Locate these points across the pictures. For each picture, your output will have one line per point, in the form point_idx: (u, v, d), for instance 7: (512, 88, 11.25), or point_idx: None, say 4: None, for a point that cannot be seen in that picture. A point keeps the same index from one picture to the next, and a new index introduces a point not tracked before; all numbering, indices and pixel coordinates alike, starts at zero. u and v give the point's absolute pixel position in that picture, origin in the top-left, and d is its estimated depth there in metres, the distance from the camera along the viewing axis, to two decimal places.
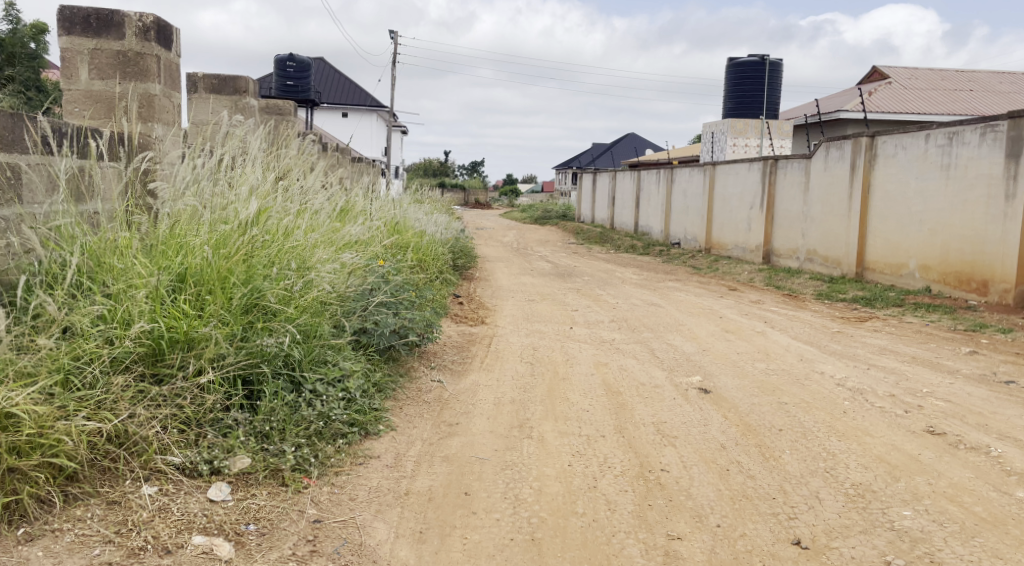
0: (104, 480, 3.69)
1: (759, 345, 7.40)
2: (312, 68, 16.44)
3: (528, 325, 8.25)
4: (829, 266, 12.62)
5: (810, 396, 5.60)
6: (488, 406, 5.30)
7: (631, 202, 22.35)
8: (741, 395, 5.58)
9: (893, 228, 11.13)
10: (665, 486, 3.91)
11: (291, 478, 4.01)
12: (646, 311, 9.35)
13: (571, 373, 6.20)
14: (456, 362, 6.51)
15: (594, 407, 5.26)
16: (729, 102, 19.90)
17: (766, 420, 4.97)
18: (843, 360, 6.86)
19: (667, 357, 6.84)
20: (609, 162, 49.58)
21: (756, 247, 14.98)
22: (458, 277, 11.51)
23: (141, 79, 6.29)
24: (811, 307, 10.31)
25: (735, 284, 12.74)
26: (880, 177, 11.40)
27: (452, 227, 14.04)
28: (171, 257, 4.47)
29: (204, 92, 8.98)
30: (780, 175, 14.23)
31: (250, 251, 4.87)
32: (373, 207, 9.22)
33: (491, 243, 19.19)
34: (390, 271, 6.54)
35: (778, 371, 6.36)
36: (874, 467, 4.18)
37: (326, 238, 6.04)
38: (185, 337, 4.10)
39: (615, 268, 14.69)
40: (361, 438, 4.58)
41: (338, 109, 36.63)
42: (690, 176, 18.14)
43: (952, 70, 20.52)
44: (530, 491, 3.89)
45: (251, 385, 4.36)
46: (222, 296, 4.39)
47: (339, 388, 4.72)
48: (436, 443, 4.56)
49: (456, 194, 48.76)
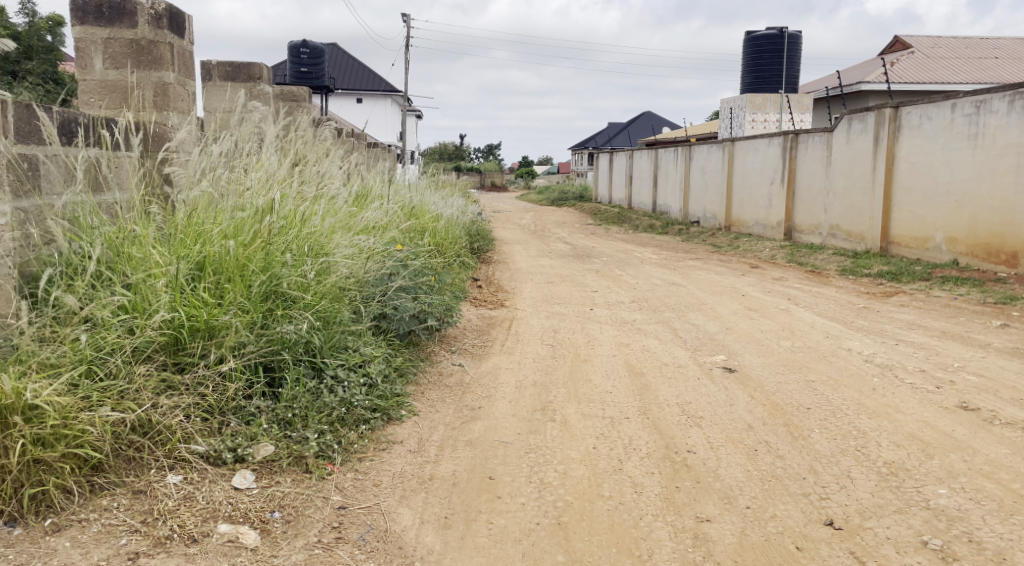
0: (130, 469, 3.65)
1: (784, 323, 7.30)
2: (326, 54, 16.44)
3: (548, 307, 8.19)
4: (852, 241, 12.47)
5: (838, 373, 5.51)
6: (511, 389, 5.25)
7: (649, 182, 22.19)
8: (766, 374, 5.51)
9: (919, 201, 10.96)
10: (692, 468, 3.84)
11: (315, 465, 3.94)
12: (667, 290, 9.25)
13: (593, 355, 6.14)
14: (476, 345, 6.46)
15: (618, 389, 5.20)
16: (747, 77, 19.68)
17: (793, 399, 4.89)
18: (871, 336, 6.77)
19: (689, 336, 6.76)
20: (626, 141, 49.28)
21: (777, 223, 14.81)
22: (476, 261, 11.46)
23: (155, 68, 6.25)
24: (835, 283, 10.18)
25: (757, 262, 12.60)
26: (904, 149, 11.22)
27: (470, 210, 13.98)
28: (190, 246, 4.45)
29: (218, 80, 8.92)
30: (801, 149, 14.05)
31: (267, 237, 4.84)
32: (390, 192, 9.16)
33: (508, 225, 19.11)
34: (408, 255, 6.49)
35: (804, 349, 6.27)
36: (907, 444, 4.10)
37: (344, 222, 5.99)
38: (205, 325, 4.06)
39: (634, 248, 14.59)
40: (384, 424, 4.53)
41: (353, 95, 36.64)
42: (708, 154, 17.97)
43: (976, 38, 20.16)
44: (555, 474, 3.83)
45: (272, 372, 4.34)
46: (241, 284, 4.37)
47: (361, 373, 4.69)
48: (459, 428, 4.51)
49: (472, 176, 48.61)
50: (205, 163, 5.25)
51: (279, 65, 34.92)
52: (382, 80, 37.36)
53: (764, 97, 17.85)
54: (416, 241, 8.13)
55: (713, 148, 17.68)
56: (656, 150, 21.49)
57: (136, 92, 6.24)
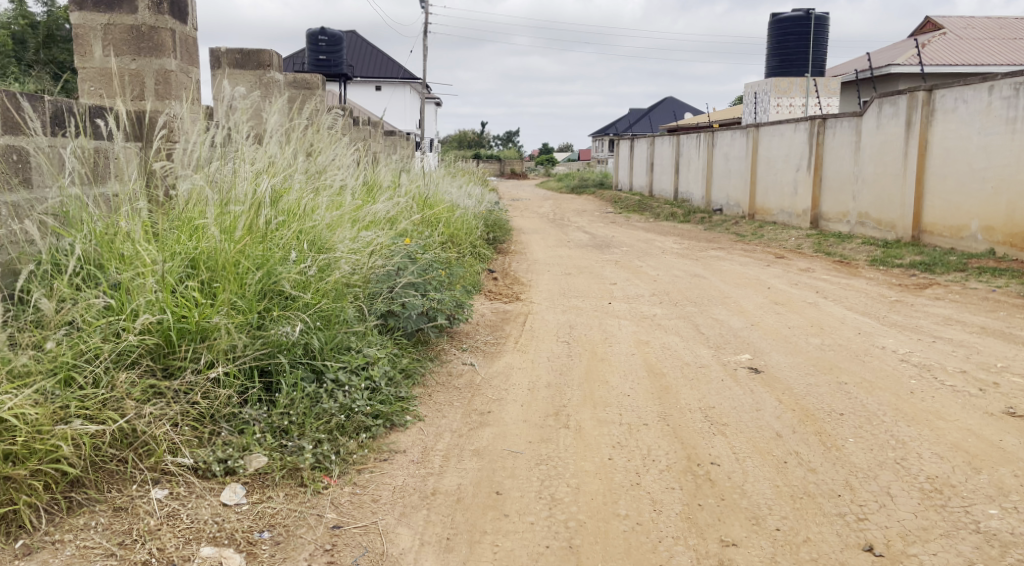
0: (112, 484, 3.40)
1: (812, 318, 6.97)
2: (344, 41, 16.12)
3: (565, 301, 7.89)
4: (882, 229, 12.06)
5: (872, 375, 5.19)
6: (523, 391, 4.97)
7: (670, 168, 21.76)
8: (795, 375, 5.19)
9: (953, 188, 10.55)
10: (716, 482, 3.53)
11: (310, 478, 3.67)
12: (689, 283, 8.92)
13: (610, 353, 5.84)
14: (488, 343, 6.16)
15: (637, 391, 4.91)
16: (773, 61, 19.21)
17: (825, 403, 4.58)
18: (905, 333, 6.43)
19: (713, 333, 6.44)
20: (648, 127, 48.70)
21: (803, 212, 14.40)
22: (492, 252, 11.16)
23: (155, 55, 5.96)
24: (864, 275, 9.81)
25: (782, 251, 12.22)
26: (938, 134, 10.80)
27: (487, 199, 13.67)
28: (181, 242, 4.18)
29: (227, 68, 8.64)
30: (829, 135, 13.62)
31: (263, 233, 4.57)
32: (404, 181, 8.87)
33: (526, 214, 18.78)
34: (416, 248, 6.19)
35: (834, 347, 5.94)
36: (950, 457, 3.81)
37: (349, 216, 5.71)
38: (196, 327, 3.79)
39: (655, 238, 14.24)
40: (386, 431, 4.25)
41: (372, 83, 36.35)
42: (732, 140, 17.53)
43: (1010, 18, 19.59)
44: (568, 489, 3.54)
45: (268, 376, 4.06)
46: (235, 282, 4.10)
47: (363, 376, 4.41)
48: (467, 435, 4.24)
49: (491, 164, 48.23)
50: (203, 152, 4.99)
51: (297, 52, 34.68)
52: (402, 67, 37.03)
53: (790, 81, 17.41)
54: (429, 234, 7.84)
55: (737, 134, 17.25)
56: (678, 137, 21.06)
57: (135, 81, 5.97)
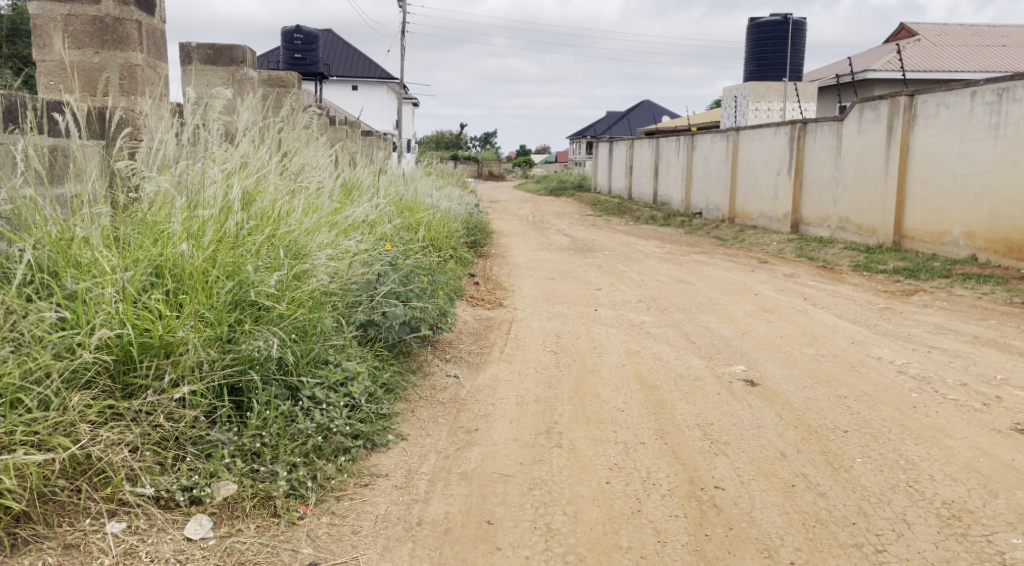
0: (63, 517, 3.13)
1: (803, 326, 6.78)
2: (320, 40, 15.84)
3: (549, 307, 7.65)
4: (863, 234, 11.95)
5: (871, 387, 4.99)
6: (511, 406, 4.73)
7: (650, 171, 21.60)
8: (792, 388, 4.98)
9: (935, 193, 10.44)
10: (723, 509, 3.33)
11: (284, 508, 3.42)
12: (675, 288, 8.72)
13: (600, 364, 5.61)
14: (472, 353, 5.92)
15: (630, 406, 4.68)
16: (750, 65, 19.17)
17: (827, 419, 4.38)
18: (899, 342, 6.24)
19: (704, 342, 6.23)
20: (626, 129, 48.60)
21: (784, 216, 14.28)
22: (473, 255, 10.91)
23: (120, 48, 5.70)
24: (850, 280, 9.66)
25: (765, 256, 12.08)
26: (920, 139, 10.68)
27: (466, 200, 13.42)
28: (144, 248, 3.92)
29: (199, 65, 8.35)
30: (810, 139, 13.50)
31: (232, 239, 4.32)
32: (383, 183, 8.62)
33: (506, 217, 18.53)
34: (398, 254, 5.94)
35: (829, 358, 5.74)
36: (964, 478, 3.61)
37: (327, 221, 5.46)
38: (160, 342, 3.54)
39: (636, 241, 14.05)
40: (366, 453, 3.99)
41: (349, 82, 35.91)
42: (712, 143, 17.40)
43: (983, 26, 19.65)
44: (564, 518, 3.31)
45: (239, 395, 3.81)
46: (202, 293, 3.85)
47: (342, 393, 4.16)
48: (453, 456, 3.99)
49: (469, 166, 47.94)
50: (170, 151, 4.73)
51: (274, 51, 34.25)
52: (379, 67, 36.67)
53: (768, 85, 17.37)
54: (408, 239, 7.59)
55: (716, 138, 17.11)
56: (657, 140, 20.92)
57: (99, 75, 5.70)
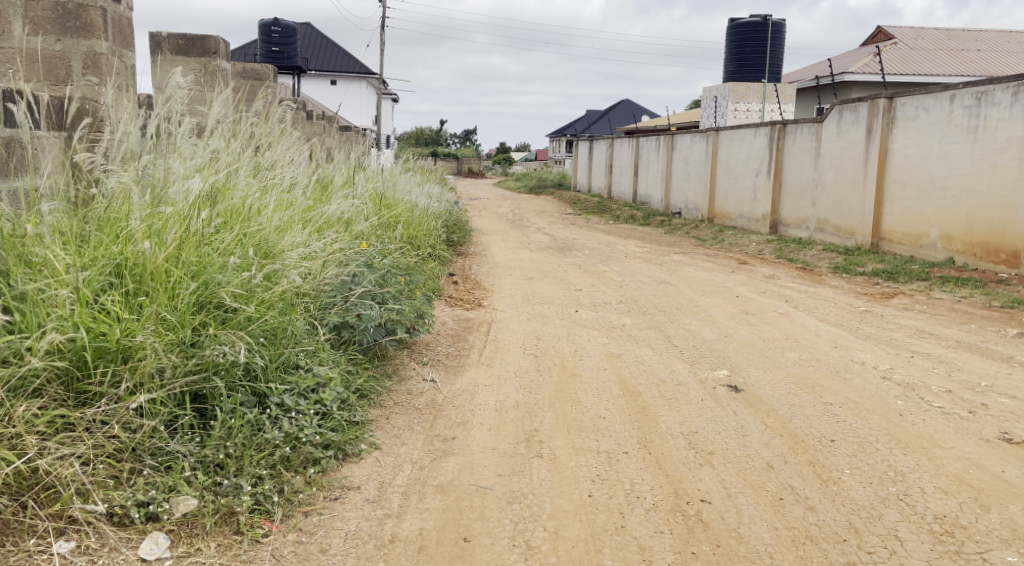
0: (6, 536, 3.03)
1: (785, 329, 6.68)
2: (298, 33, 15.76)
3: (529, 308, 7.53)
4: (842, 236, 11.91)
5: (856, 394, 4.89)
6: (490, 413, 4.60)
7: (629, 170, 21.53)
8: (777, 394, 4.88)
9: (912, 196, 10.42)
10: (710, 525, 3.25)
11: (247, 525, 3.32)
12: (656, 290, 8.60)
13: (581, 368, 5.49)
14: (450, 355, 5.78)
15: (612, 413, 4.56)
16: (730, 65, 19.16)
17: (813, 427, 4.27)
18: (882, 346, 6.14)
19: (686, 346, 6.13)
20: (606, 127, 48.51)
21: (762, 217, 14.24)
22: (451, 254, 10.75)
23: (84, 35, 5.68)
24: (830, 283, 9.60)
25: (744, 257, 12.02)
26: (898, 141, 10.66)
27: (445, 198, 13.27)
28: (103, 249, 3.83)
29: (169, 54, 8.16)
30: (789, 140, 13.45)
31: (197, 239, 4.19)
32: (360, 179, 8.46)
33: (485, 214, 18.39)
34: (374, 253, 5.78)
35: (813, 362, 5.64)
36: (954, 491, 3.52)
37: (299, 219, 5.30)
38: (117, 347, 3.46)
39: (616, 240, 13.95)
40: (337, 464, 3.85)
41: (327, 77, 35.57)
42: (691, 143, 17.33)
43: (959, 29, 19.72)
44: (544, 536, 3.22)
45: (202, 402, 3.69)
46: (164, 295, 3.74)
47: (313, 400, 4.02)
48: (430, 467, 3.86)
49: (448, 163, 47.70)
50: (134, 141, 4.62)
51: (251, 44, 33.89)
52: (358, 62, 36.36)
53: (747, 86, 17.33)
54: (386, 237, 7.44)
55: (696, 138, 17.04)
56: (637, 139, 20.85)
57: (61, 63, 5.68)
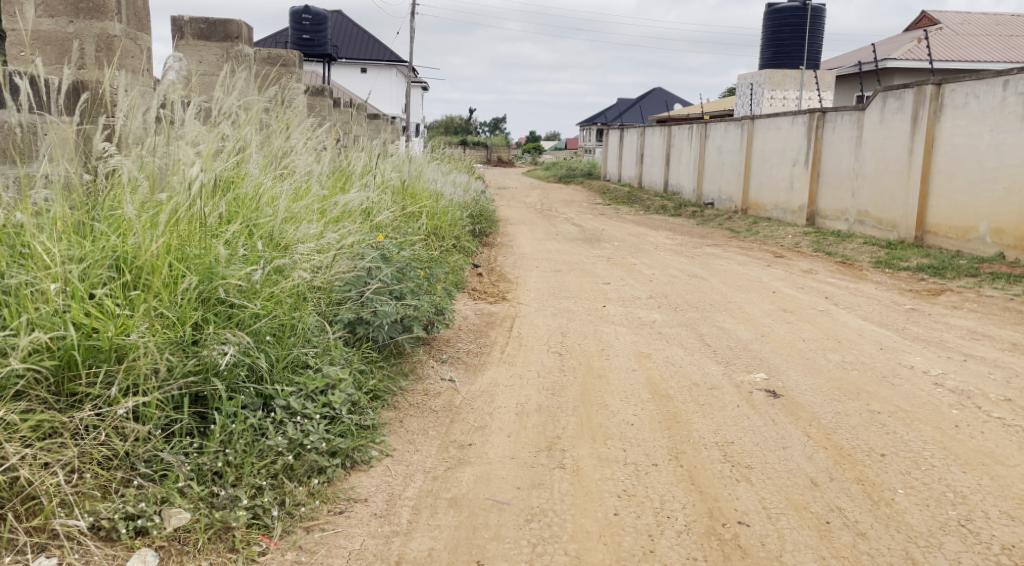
0: None
1: (825, 328, 6.31)
2: (329, 20, 15.55)
3: (555, 303, 7.22)
4: (883, 229, 11.46)
5: (906, 401, 4.53)
6: (510, 417, 4.30)
7: (661, 159, 21.10)
8: (819, 401, 4.53)
9: (960, 187, 9.95)
10: (748, 553, 2.95)
11: (243, 541, 3.06)
12: (687, 284, 8.25)
13: (608, 369, 5.17)
14: (471, 353, 5.49)
15: (641, 420, 4.24)
16: (767, 52, 18.64)
17: (860, 440, 3.93)
18: (931, 348, 5.76)
19: (720, 345, 5.79)
20: (638, 116, 47.87)
21: (799, 208, 13.78)
22: (477, 245, 10.46)
23: (97, 17, 5.49)
24: (871, 278, 9.18)
25: (780, 250, 11.61)
26: (946, 130, 10.19)
27: (472, 187, 12.97)
28: (99, 239, 3.58)
29: (191, 39, 7.91)
30: (829, 129, 12.98)
31: (201, 229, 3.93)
32: (383, 167, 8.18)
33: (514, 204, 18.06)
34: (392, 245, 5.49)
35: (857, 365, 5.27)
36: (1022, 517, 3.16)
37: (314, 208, 5.03)
38: (110, 346, 3.21)
39: (646, 231, 13.59)
40: (344, 474, 3.57)
41: (357, 65, 35.34)
42: (726, 132, 16.87)
43: (1007, 15, 19.02)
44: (565, 561, 2.94)
45: (201, 405, 3.43)
46: (162, 290, 3.49)
47: (320, 402, 3.75)
48: (443, 477, 3.57)
49: (478, 151, 47.36)
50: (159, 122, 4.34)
51: (282, 31, 33.75)
52: (388, 49, 36.08)
53: (784, 73, 16.88)
54: (407, 226, 7.16)
55: (730, 126, 16.57)
56: (670, 128, 20.39)
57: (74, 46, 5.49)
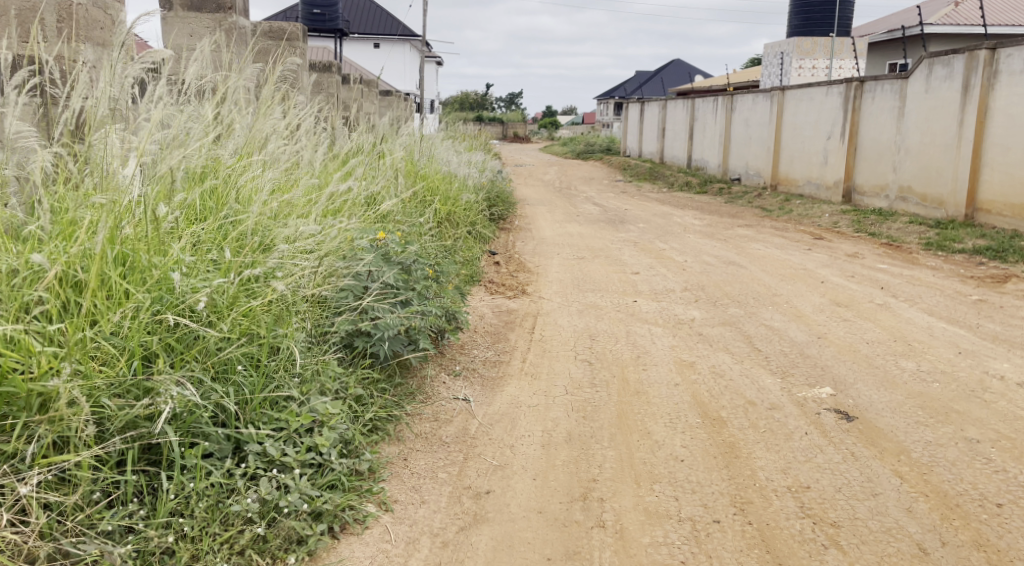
0: None
1: (889, 328, 5.55)
2: None
3: (579, 297, 6.50)
4: (928, 206, 10.63)
5: (1008, 426, 3.79)
6: (535, 452, 3.59)
7: (684, 133, 20.22)
8: (901, 425, 3.81)
9: (1018, 161, 9.11)
10: None
11: None
12: (724, 273, 7.49)
13: (646, 383, 4.46)
14: (488, 362, 4.79)
15: (693, 454, 3.53)
16: (795, 19, 17.69)
17: (965, 483, 3.21)
18: (1016, 352, 4.99)
19: (772, 350, 5.06)
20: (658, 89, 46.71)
21: (834, 184, 12.91)
22: (493, 229, 9.72)
23: None
24: (925, 262, 8.38)
25: (819, 230, 10.81)
26: (1001, 99, 9.34)
27: (488, 166, 12.18)
28: (23, 251, 2.90)
29: (180, 11, 7.19)
30: (868, 99, 12.10)
31: (157, 233, 3.23)
32: (393, 148, 7.45)
33: (532, 183, 17.27)
34: (398, 238, 4.76)
35: (935, 376, 4.53)
36: None
37: (304, 201, 4.32)
38: (29, 394, 2.54)
39: (672, 211, 12.82)
40: (332, 542, 2.87)
41: (371, 40, 34.50)
42: (753, 103, 15.97)
43: None
44: None
45: (152, 459, 2.76)
46: (100, 316, 2.80)
47: (301, 446, 3.05)
48: (455, 542, 2.90)
49: (494, 127, 46.45)
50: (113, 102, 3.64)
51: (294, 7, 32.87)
52: (401, 23, 35.16)
53: (814, 41, 15.89)
54: (416, 215, 6.45)
55: (758, 97, 15.68)
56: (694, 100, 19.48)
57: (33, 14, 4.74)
